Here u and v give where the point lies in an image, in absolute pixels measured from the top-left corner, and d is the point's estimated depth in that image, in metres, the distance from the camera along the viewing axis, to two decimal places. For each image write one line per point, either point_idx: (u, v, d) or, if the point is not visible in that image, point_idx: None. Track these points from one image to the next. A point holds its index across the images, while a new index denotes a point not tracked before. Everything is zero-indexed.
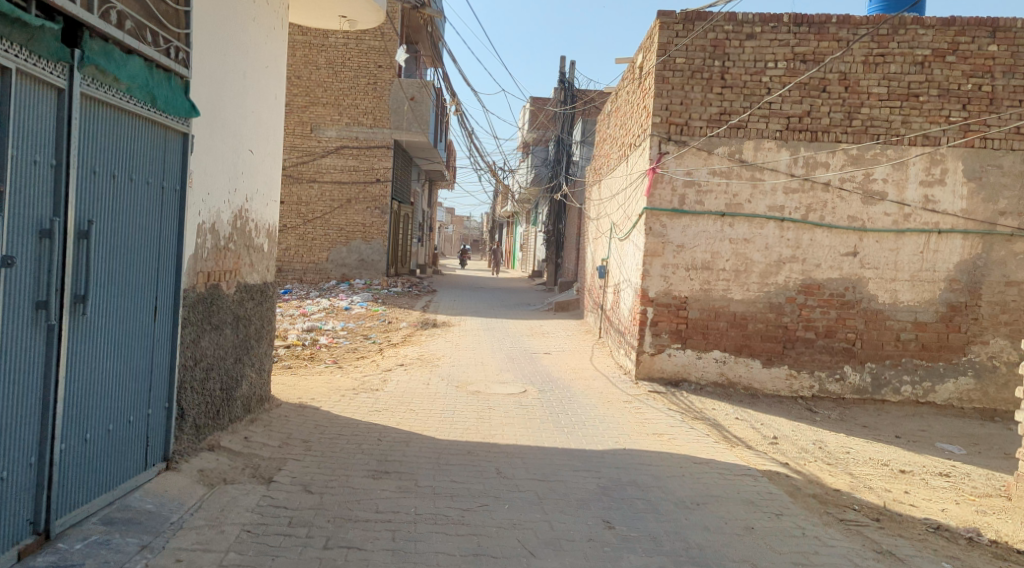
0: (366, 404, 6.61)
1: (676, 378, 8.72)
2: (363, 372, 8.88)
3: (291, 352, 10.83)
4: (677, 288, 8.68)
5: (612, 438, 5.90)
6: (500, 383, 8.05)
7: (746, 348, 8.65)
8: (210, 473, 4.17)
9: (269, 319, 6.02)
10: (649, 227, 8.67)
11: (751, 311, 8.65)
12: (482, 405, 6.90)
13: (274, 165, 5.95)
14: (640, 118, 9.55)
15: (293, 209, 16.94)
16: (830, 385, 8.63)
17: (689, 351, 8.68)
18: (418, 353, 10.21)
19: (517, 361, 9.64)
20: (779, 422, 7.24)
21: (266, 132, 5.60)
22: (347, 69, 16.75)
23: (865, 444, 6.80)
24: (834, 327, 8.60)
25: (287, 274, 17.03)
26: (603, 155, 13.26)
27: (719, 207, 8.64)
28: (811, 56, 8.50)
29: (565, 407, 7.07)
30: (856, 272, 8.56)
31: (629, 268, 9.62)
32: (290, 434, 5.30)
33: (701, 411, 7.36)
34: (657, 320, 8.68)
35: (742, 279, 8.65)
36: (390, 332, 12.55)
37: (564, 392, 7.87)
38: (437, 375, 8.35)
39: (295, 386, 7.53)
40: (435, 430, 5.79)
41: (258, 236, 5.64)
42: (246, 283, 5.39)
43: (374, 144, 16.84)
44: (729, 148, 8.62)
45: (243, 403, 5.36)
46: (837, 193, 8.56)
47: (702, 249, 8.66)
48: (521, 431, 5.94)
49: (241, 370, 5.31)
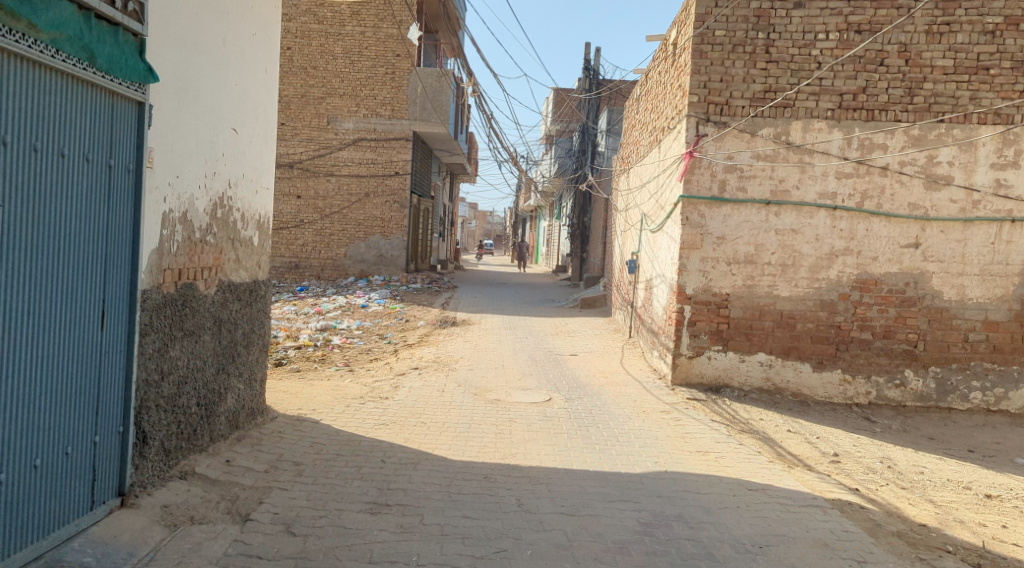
0: (373, 416, 5.92)
1: (716, 384, 7.94)
2: (377, 377, 8.20)
3: (301, 354, 10.19)
4: (717, 285, 7.90)
5: (651, 458, 5.16)
6: (523, 389, 7.32)
7: (794, 351, 7.85)
8: (175, 510, 3.49)
9: (263, 322, 5.35)
10: (686, 217, 7.89)
11: (800, 309, 7.84)
12: (503, 417, 6.17)
13: (265, 147, 5.27)
14: (675, 98, 8.75)
15: (310, 204, 16.31)
16: (889, 392, 7.79)
17: (731, 354, 7.90)
18: (436, 355, 9.51)
19: (541, 364, 8.90)
20: (838, 436, 6.44)
21: (254, 108, 4.91)
22: (364, 59, 16.09)
23: (939, 461, 5.98)
24: (892, 327, 7.76)
25: (304, 270, 16.43)
26: (632, 143, 12.45)
27: (764, 194, 7.84)
28: (867, 26, 7.64)
29: (596, 418, 6.32)
30: (918, 265, 7.71)
31: (663, 262, 8.84)
32: (281, 454, 4.62)
33: (749, 423, 6.58)
34: (695, 320, 7.90)
35: (789, 274, 7.84)
36: (408, 332, 11.88)
37: (594, 399, 7.12)
38: (455, 381, 7.64)
39: (297, 394, 6.85)
40: (449, 449, 5.07)
41: (246, 228, 4.96)
42: (230, 282, 4.70)
43: (393, 136, 16.17)
44: (774, 129, 7.80)
45: (228, 419, 4.69)
46: (896, 178, 7.70)
47: (744, 242, 7.86)
48: (547, 450, 5.22)
49: (225, 382, 4.64)
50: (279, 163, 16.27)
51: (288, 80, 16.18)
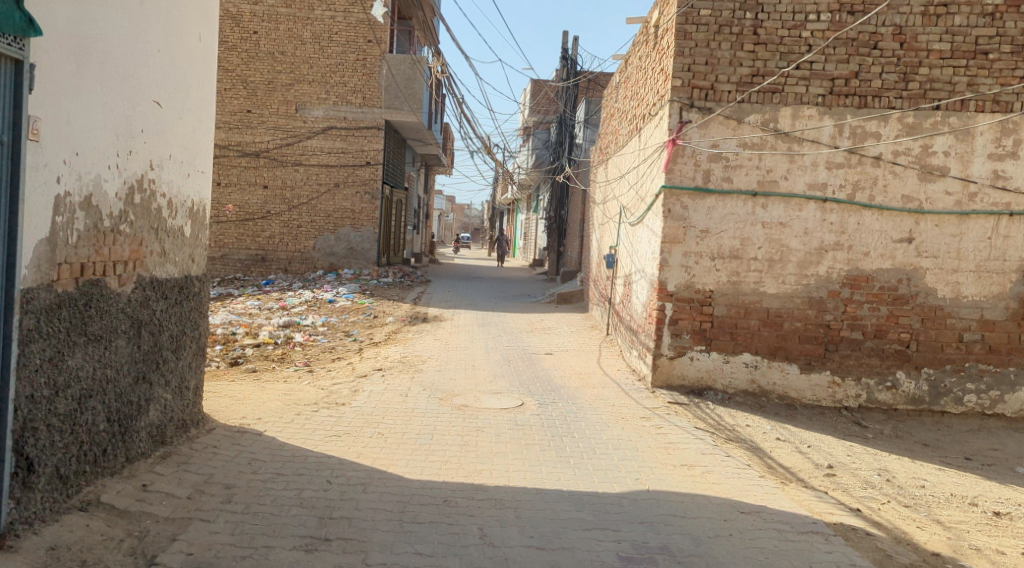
0: (324, 426, 5.35)
1: (698, 386, 7.48)
2: (337, 379, 7.62)
3: (260, 354, 9.57)
4: (700, 281, 7.42)
5: (631, 474, 4.66)
6: (493, 393, 6.79)
7: (780, 351, 7.40)
8: (65, 552, 2.95)
9: (198, 323, 4.76)
10: (668, 209, 7.40)
11: (787, 307, 7.39)
12: (470, 426, 5.64)
13: (201, 124, 4.65)
14: (657, 82, 8.22)
15: (276, 194, 15.61)
16: (879, 395, 7.38)
17: (714, 354, 7.43)
18: (402, 354, 8.94)
19: (514, 364, 8.37)
20: (830, 444, 6.00)
21: (184, 80, 4.31)
22: (334, 44, 15.39)
23: (938, 472, 5.56)
24: (884, 326, 7.33)
25: (270, 264, 15.73)
26: (611, 132, 11.95)
27: (751, 185, 7.37)
28: (860, 6, 7.18)
29: (570, 426, 5.82)
30: (911, 261, 7.29)
31: (642, 256, 8.35)
32: (209, 474, 4.05)
33: (735, 431, 6.12)
34: (676, 319, 7.42)
35: (776, 270, 7.38)
36: (375, 329, 11.29)
37: (569, 404, 6.61)
38: (421, 384, 7.08)
39: (244, 399, 6.25)
40: (405, 466, 4.52)
41: (175, 216, 4.35)
42: (153, 278, 4.08)
43: (364, 124, 15.53)
44: (762, 115, 7.33)
45: (150, 434, 4.12)
46: (889, 168, 7.27)
47: (729, 235, 7.40)
48: (517, 466, 4.70)
49: (146, 393, 4.06)
50: (244, 151, 15.53)
51: (254, 65, 15.44)
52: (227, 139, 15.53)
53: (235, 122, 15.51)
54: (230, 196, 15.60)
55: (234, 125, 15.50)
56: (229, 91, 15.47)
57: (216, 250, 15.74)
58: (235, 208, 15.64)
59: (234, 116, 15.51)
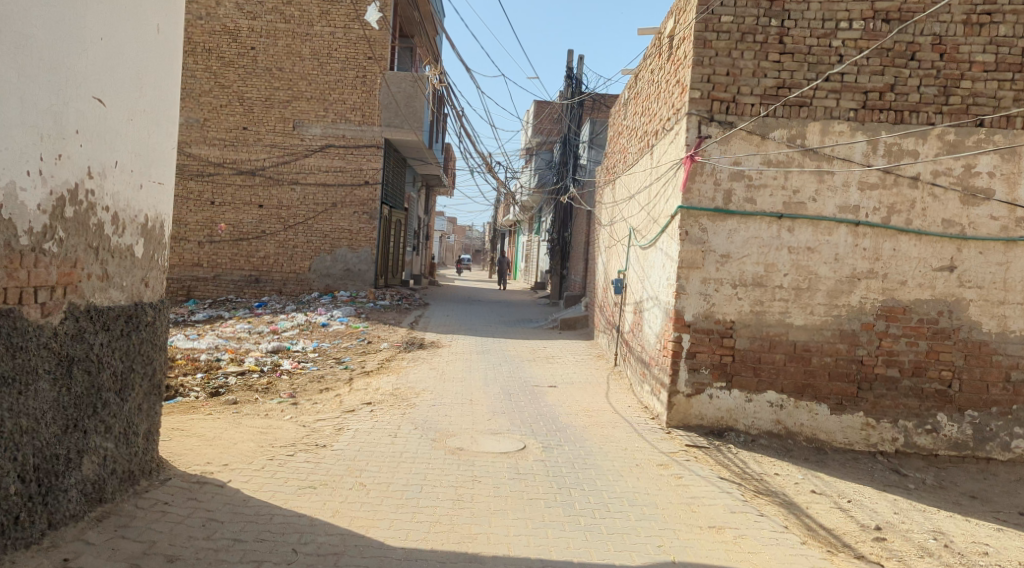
0: (298, 475, 4.68)
1: (718, 427, 6.81)
2: (323, 414, 6.93)
3: (244, 383, 8.89)
4: (721, 310, 6.79)
5: (652, 540, 4.01)
6: (493, 434, 6.13)
7: (808, 389, 6.75)
8: None
9: (152, 355, 4.11)
10: (686, 232, 6.78)
11: (817, 340, 6.74)
12: (466, 475, 4.96)
13: (158, 128, 4.05)
14: (672, 95, 7.62)
15: (272, 214, 15.00)
16: (918, 439, 6.71)
17: (736, 392, 6.78)
18: (395, 386, 8.25)
19: (515, 398, 7.70)
20: (871, 498, 5.35)
21: (136, 76, 3.72)
22: (334, 61, 14.86)
23: (998, 535, 4.90)
24: (922, 363, 6.68)
25: (264, 285, 15.10)
26: (619, 151, 11.39)
27: (776, 207, 6.76)
28: (896, 14, 6.61)
29: (579, 475, 5.16)
30: (953, 292, 6.65)
31: (656, 283, 7.72)
32: (151, 541, 3.42)
33: (763, 481, 5.45)
34: (694, 352, 6.78)
35: (804, 300, 6.75)
36: (368, 356, 10.62)
37: (577, 447, 5.94)
38: (413, 422, 6.40)
39: (215, 439, 5.57)
40: (388, 529, 3.86)
41: (123, 233, 3.73)
42: (92, 307, 3.46)
43: (363, 143, 14.97)
44: (789, 131, 6.74)
45: (85, 490, 3.47)
46: (928, 190, 6.66)
47: (753, 261, 6.78)
48: (520, 529, 4.03)
49: (81, 443, 3.40)
50: (239, 170, 14.90)
51: (251, 82, 14.88)
52: (221, 157, 14.90)
53: (230, 139, 14.89)
54: (223, 215, 14.98)
55: (229, 142, 14.88)
56: (225, 108, 14.88)
57: (208, 271, 15.09)
58: (229, 227, 15.00)
59: (229, 133, 14.89)
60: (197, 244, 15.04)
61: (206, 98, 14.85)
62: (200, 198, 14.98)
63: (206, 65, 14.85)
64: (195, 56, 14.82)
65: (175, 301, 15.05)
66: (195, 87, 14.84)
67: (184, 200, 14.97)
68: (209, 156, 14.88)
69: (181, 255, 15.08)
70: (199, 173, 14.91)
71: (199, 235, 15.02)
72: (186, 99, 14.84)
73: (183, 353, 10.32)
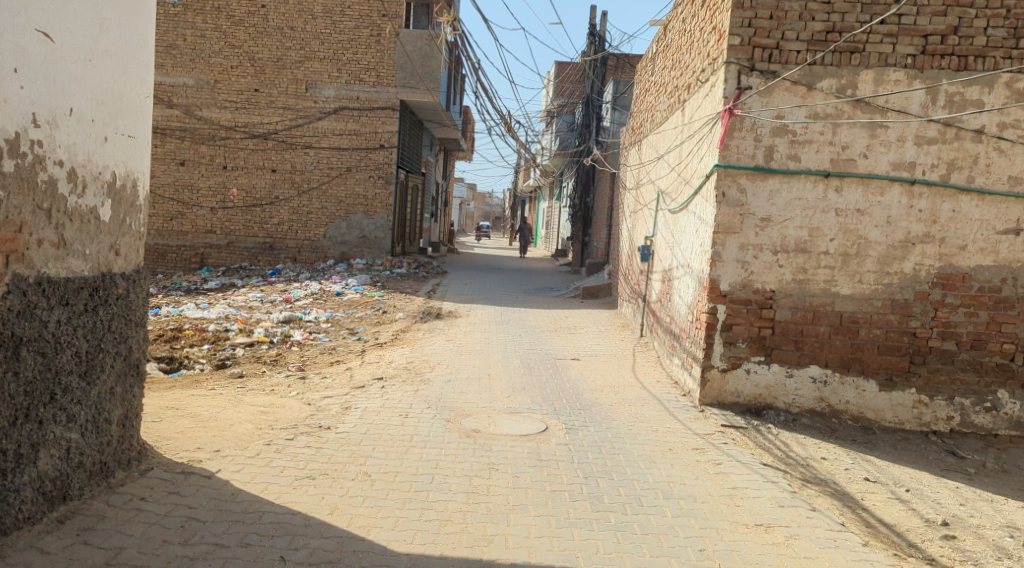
0: (296, 463, 4.24)
1: (755, 404, 6.28)
2: (331, 391, 6.48)
3: (252, 355, 8.48)
4: (760, 279, 6.23)
5: (692, 542, 3.52)
6: (512, 414, 5.66)
7: (855, 364, 6.19)
8: None
9: (125, 332, 3.64)
10: (722, 193, 6.18)
11: (866, 311, 6.16)
12: (482, 462, 4.49)
13: (127, 72, 3.52)
14: (707, 43, 6.95)
15: (285, 178, 14.49)
16: (975, 417, 6.17)
17: (776, 367, 6.24)
18: (409, 359, 7.79)
19: (536, 373, 7.22)
20: (929, 486, 4.82)
21: (94, 9, 3.19)
22: (347, 19, 14.21)
23: None
24: (982, 335, 6.09)
25: (278, 253, 14.68)
26: (646, 109, 10.74)
27: (822, 164, 6.13)
28: None
29: (607, 462, 4.68)
30: (1019, 257, 6.04)
31: (687, 249, 7.16)
32: (116, 549, 3.02)
33: (810, 467, 4.94)
34: (730, 324, 6.24)
35: (852, 267, 6.16)
36: (382, 327, 10.17)
37: (604, 428, 5.46)
38: (427, 400, 5.95)
39: (211, 419, 5.13)
40: (391, 530, 3.41)
41: (83, 192, 3.24)
42: (43, 278, 2.99)
43: (378, 105, 14.37)
44: (838, 80, 6.09)
45: (44, 489, 3.07)
46: (993, 144, 6.01)
47: (796, 224, 6.18)
48: (541, 528, 3.55)
49: (35, 436, 2.99)
50: (252, 134, 14.38)
51: (262, 42, 14.27)
52: (232, 120, 14.37)
53: (242, 102, 14.33)
54: (235, 180, 14.51)
55: (240, 105, 14.33)
56: (236, 69, 14.31)
57: (221, 238, 14.69)
58: (241, 193, 14.54)
59: (241, 95, 14.33)
60: (210, 210, 14.61)
61: (217, 58, 14.30)
62: (212, 162, 14.48)
63: (216, 24, 14.25)
64: (203, 15, 14.22)
65: (188, 269, 14.69)
66: (205, 48, 14.28)
67: (196, 165, 14.50)
68: (220, 120, 14.35)
69: (193, 222, 14.67)
70: (211, 138, 14.40)
71: (211, 201, 14.59)
72: (196, 60, 14.29)
73: (191, 322, 9.93)
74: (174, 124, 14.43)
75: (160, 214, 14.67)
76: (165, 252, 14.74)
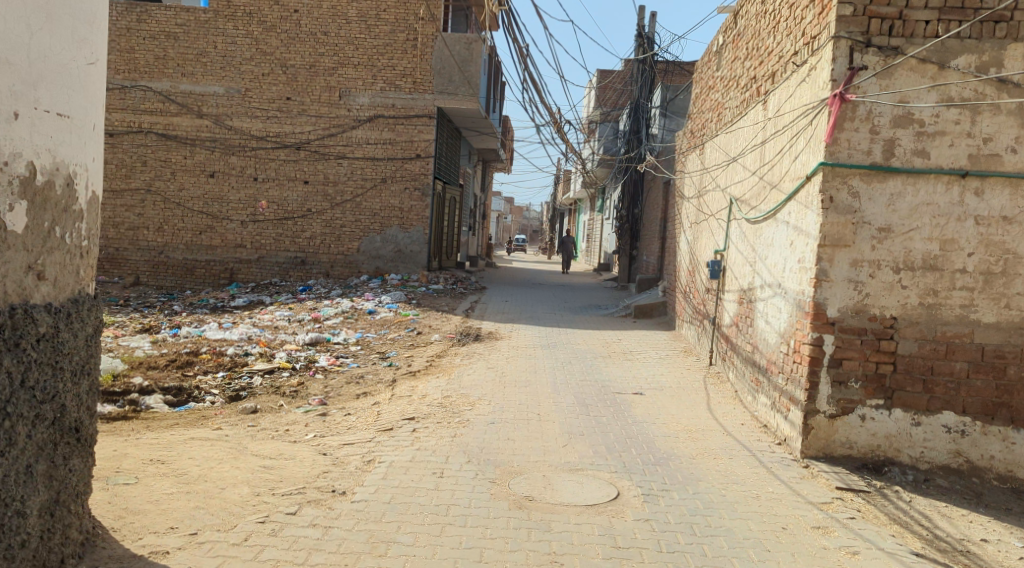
0: (297, 556, 3.19)
1: (874, 458, 5.06)
2: (353, 436, 5.40)
3: (270, 385, 7.47)
4: (878, 304, 5.02)
5: None
6: (573, 472, 4.54)
7: (1001, 411, 4.95)
8: None
9: (53, 387, 2.61)
10: (831, 197, 5.00)
11: (1014, 344, 4.93)
12: (541, 553, 3.38)
13: (53, 22, 2.53)
14: (803, 18, 5.79)
15: (318, 190, 13.60)
16: None
17: (898, 413, 5.03)
18: (446, 393, 6.68)
19: (596, 413, 6.06)
20: None
21: None
22: (382, 22, 13.30)
23: None
24: None
25: (310, 268, 13.77)
26: (710, 108, 9.59)
27: (958, 162, 4.93)
28: None
29: (704, 551, 3.53)
30: None
31: (777, 266, 5.98)
32: None
33: (974, 559, 3.75)
34: (839, 359, 5.04)
35: (998, 290, 4.93)
36: (417, 351, 9.10)
37: (689, 494, 4.30)
38: (467, 453, 4.84)
39: (201, 481, 4.08)
40: None
41: None
42: None
43: (414, 112, 13.43)
44: (981, 56, 4.88)
45: None
46: None
47: (924, 235, 4.97)
48: None
49: None
50: (283, 143, 13.53)
51: (294, 48, 13.42)
52: (263, 129, 13.54)
53: (272, 110, 13.50)
54: (266, 192, 13.65)
55: (271, 114, 13.50)
56: (267, 77, 13.49)
57: (252, 252, 13.83)
58: (272, 205, 13.67)
59: (272, 104, 13.50)
60: (240, 224, 13.77)
61: (248, 66, 13.50)
62: (243, 174, 13.64)
63: (247, 30, 13.45)
64: (235, 21, 13.45)
65: (217, 285, 13.83)
66: (236, 55, 13.49)
67: (225, 176, 13.66)
68: (251, 129, 13.54)
69: (223, 236, 13.83)
70: (241, 148, 13.58)
71: (241, 214, 13.74)
72: (226, 68, 13.50)
73: (210, 346, 8.98)
74: (203, 135, 13.61)
75: (185, 227, 13.83)
76: (192, 267, 13.90)
